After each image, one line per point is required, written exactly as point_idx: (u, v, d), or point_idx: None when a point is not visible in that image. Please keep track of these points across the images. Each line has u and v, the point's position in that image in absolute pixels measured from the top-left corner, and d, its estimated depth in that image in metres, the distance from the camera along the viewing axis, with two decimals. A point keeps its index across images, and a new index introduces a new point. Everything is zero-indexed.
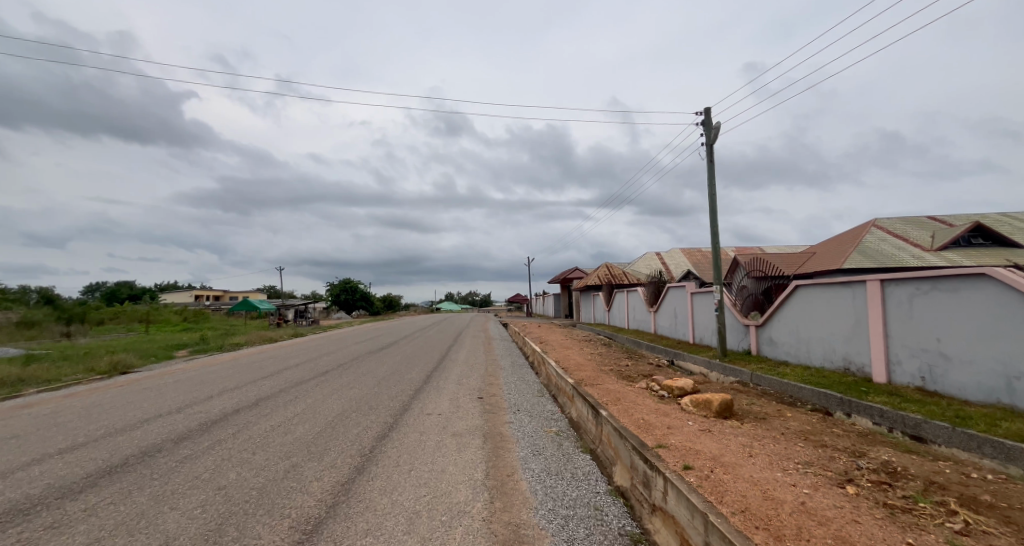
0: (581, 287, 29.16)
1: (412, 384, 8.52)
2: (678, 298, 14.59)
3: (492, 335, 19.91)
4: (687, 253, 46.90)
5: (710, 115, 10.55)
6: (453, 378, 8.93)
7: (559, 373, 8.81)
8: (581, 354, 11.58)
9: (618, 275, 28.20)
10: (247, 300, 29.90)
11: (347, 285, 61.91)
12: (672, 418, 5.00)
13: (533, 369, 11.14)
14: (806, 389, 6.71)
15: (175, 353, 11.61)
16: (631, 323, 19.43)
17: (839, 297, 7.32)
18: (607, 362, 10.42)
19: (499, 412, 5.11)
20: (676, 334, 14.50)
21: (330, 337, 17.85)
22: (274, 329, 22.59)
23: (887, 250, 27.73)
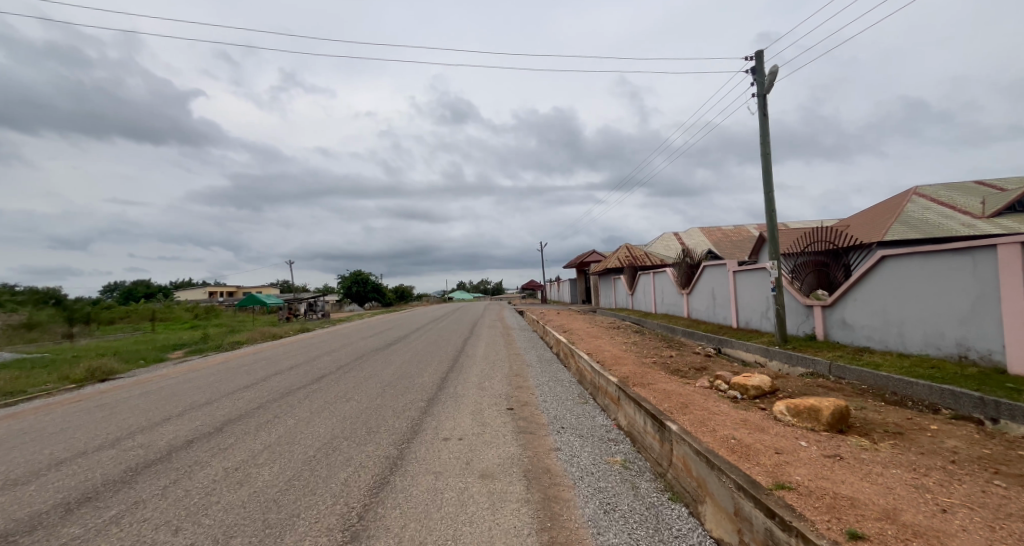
0: (600, 270, 27.75)
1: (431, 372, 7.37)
2: (716, 277, 13.18)
3: (511, 324, 18.69)
4: (707, 232, 44.94)
5: (762, 60, 8.95)
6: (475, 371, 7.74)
7: (597, 368, 7.56)
8: (615, 344, 10.27)
9: (639, 256, 26.69)
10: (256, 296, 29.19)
11: (359, 277, 61.32)
12: (776, 436, 3.68)
13: (562, 363, 9.90)
14: (918, 385, 5.32)
15: (168, 355, 10.58)
16: (660, 306, 18.07)
17: (958, 269, 5.91)
18: (647, 353, 9.10)
19: (538, 433, 3.87)
20: (716, 318, 13.12)
21: (340, 331, 16.88)
22: (283, 325, 21.71)
23: (932, 219, 25.71)
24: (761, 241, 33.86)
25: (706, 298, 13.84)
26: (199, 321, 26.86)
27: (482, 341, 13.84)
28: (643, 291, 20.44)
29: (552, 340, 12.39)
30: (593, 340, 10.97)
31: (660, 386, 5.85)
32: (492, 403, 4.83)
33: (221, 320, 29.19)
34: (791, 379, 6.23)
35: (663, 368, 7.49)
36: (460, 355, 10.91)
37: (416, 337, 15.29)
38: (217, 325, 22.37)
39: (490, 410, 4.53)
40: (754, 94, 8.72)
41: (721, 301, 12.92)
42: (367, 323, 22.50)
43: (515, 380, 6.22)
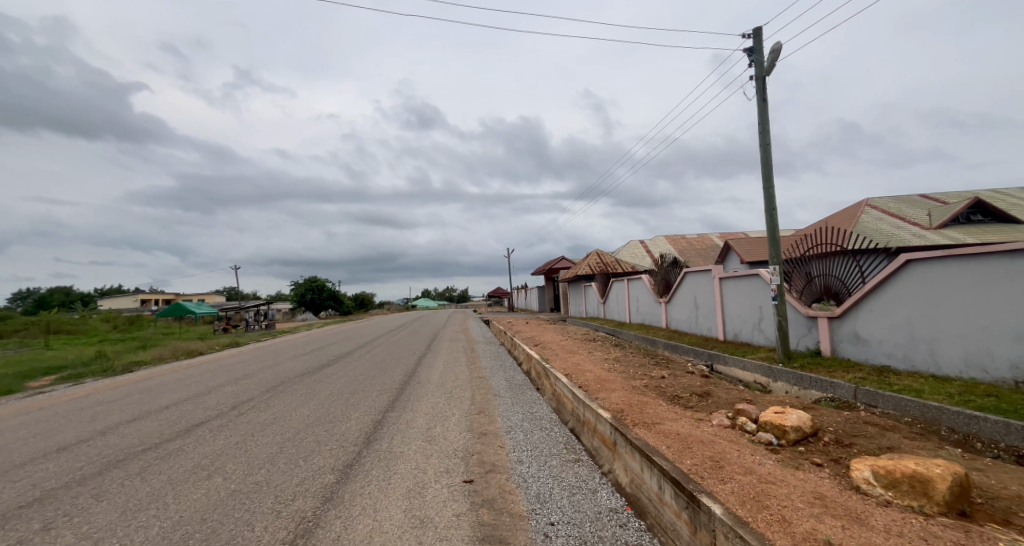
0: (569, 278, 26.70)
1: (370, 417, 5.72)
2: (701, 284, 12.20)
3: (476, 336, 17.07)
4: (672, 240, 45.28)
5: (759, 38, 7.88)
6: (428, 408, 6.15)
7: (582, 397, 6.12)
8: (596, 362, 8.90)
9: (609, 263, 25.85)
10: (185, 305, 26.06)
11: (314, 284, 57.62)
12: (891, 537, 2.30)
13: (535, 386, 8.40)
14: (988, 422, 4.17)
15: (27, 385, 8.20)
16: (636, 315, 17.06)
17: (1013, 274, 4.94)
18: (635, 374, 7.77)
19: (513, 541, 2.32)
20: (700, 329, 12.11)
21: (279, 346, 14.71)
22: (214, 339, 19.07)
23: (887, 229, 26.43)
24: (726, 249, 34.10)
25: (689, 307, 12.85)
26: (118, 335, 23.55)
27: (442, 358, 12.17)
28: (617, 299, 19.41)
29: (523, 356, 10.90)
30: (570, 357, 9.57)
31: (668, 427, 4.43)
32: (440, 471, 3.23)
33: (146, 333, 25.74)
34: (820, 411, 5.00)
35: (660, 395, 6.13)
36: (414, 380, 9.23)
37: (367, 353, 13.42)
38: (135, 339, 19.39)
39: (435, 489, 2.92)
40: (753, 76, 7.62)
41: (706, 310, 11.93)
42: (314, 336, 20.14)
43: (476, 419, 4.65)
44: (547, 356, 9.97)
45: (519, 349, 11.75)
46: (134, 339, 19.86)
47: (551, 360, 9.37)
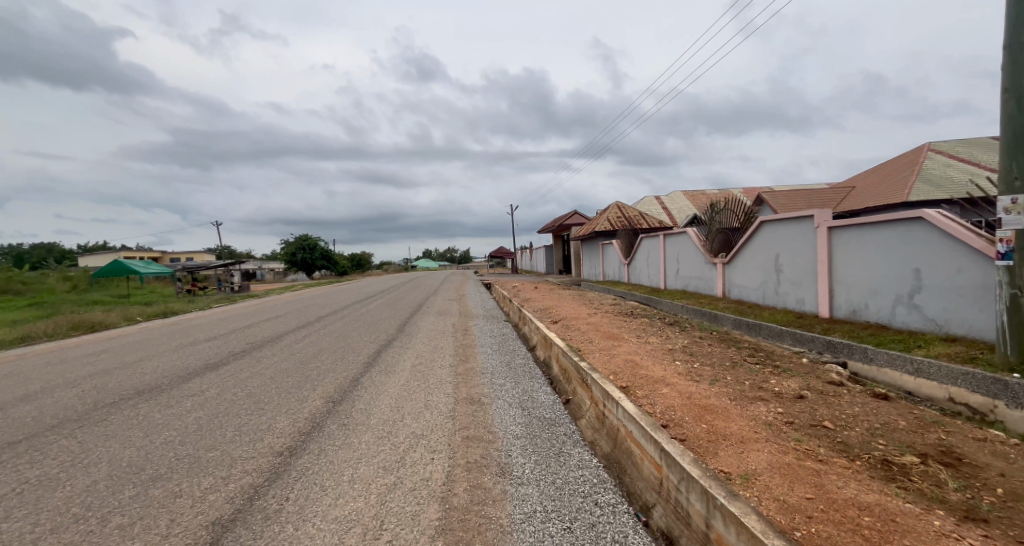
0: (584, 235, 23.24)
1: (252, 458, 2.63)
2: (788, 239, 8.74)
3: (476, 306, 13.84)
4: (692, 197, 41.24)
5: None
6: (380, 441, 3.00)
7: (696, 476, 2.73)
8: (666, 362, 5.54)
9: (631, 217, 22.23)
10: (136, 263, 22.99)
11: (306, 242, 54.42)
12: None
13: (573, 412, 5.13)
14: None
15: None
16: (678, 281, 13.75)
17: None
18: (750, 392, 4.43)
19: None
20: (787, 302, 8.76)
21: (226, 312, 11.56)
22: (160, 305, 15.92)
23: (958, 181, 22.79)
24: (759, 203, 30.32)
25: (768, 272, 9.45)
26: (52, 297, 20.20)
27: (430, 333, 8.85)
28: (649, 260, 15.95)
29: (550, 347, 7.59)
30: (621, 350, 6.24)
31: None
32: None
33: (91, 295, 22.35)
34: None
35: (865, 469, 2.79)
36: (380, 353, 6.16)
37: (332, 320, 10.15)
38: (58, 305, 16.03)
39: None
40: None
41: (796, 275, 8.55)
42: (280, 300, 16.86)
43: None
44: (585, 348, 6.64)
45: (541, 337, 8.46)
46: (60, 304, 16.45)
47: (592, 357, 6.05)
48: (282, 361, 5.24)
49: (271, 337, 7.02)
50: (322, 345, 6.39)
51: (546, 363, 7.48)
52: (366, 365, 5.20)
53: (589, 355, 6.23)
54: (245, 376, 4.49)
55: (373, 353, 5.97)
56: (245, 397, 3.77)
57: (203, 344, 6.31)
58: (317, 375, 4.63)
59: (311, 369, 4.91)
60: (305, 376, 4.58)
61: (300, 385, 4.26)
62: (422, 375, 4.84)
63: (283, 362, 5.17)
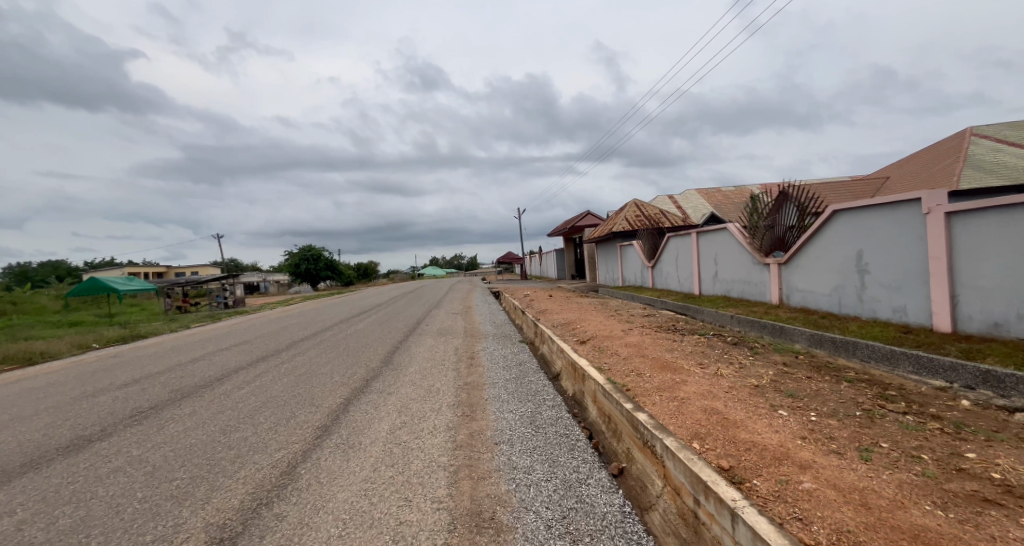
0: (600, 236, 21.48)
1: None
2: (879, 232, 6.86)
3: (485, 318, 12.07)
4: (708, 195, 39.26)
5: None
6: None
7: None
8: (771, 416, 3.68)
9: (651, 215, 20.44)
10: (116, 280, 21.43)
11: (308, 253, 53.15)
12: None
13: (636, 499, 3.33)
14: None
15: None
16: (717, 286, 11.92)
17: None
18: (952, 483, 2.57)
19: None
20: (881, 312, 6.86)
21: (194, 336, 9.93)
22: (132, 327, 14.32)
23: (1012, 166, 20.64)
24: None
25: (848, 274, 7.56)
26: (22, 320, 18.58)
27: (428, 350, 7.06)
28: (679, 262, 14.12)
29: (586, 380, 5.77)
30: (690, 392, 4.42)
31: None
32: None
33: (68, 316, 20.78)
34: None
35: None
36: (351, 399, 4.41)
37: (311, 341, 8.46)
38: (14, 331, 14.28)
39: None
40: None
41: (892, 276, 6.68)
42: (267, 316, 15.23)
43: None
44: (636, 387, 4.81)
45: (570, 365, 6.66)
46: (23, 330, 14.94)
47: (652, 404, 4.21)
48: (194, 428, 3.47)
49: (214, 377, 5.28)
50: (273, 389, 4.63)
51: (581, 406, 5.66)
52: (320, 432, 3.43)
53: (644, 400, 4.40)
54: (108, 469, 2.74)
55: (341, 403, 4.20)
56: (64, 536, 2.05)
57: (109, 395, 4.59)
58: (232, 460, 2.87)
59: (229, 444, 3.13)
60: (208, 464, 2.81)
61: (186, 489, 2.49)
62: (401, 454, 3.07)
63: (195, 430, 3.41)
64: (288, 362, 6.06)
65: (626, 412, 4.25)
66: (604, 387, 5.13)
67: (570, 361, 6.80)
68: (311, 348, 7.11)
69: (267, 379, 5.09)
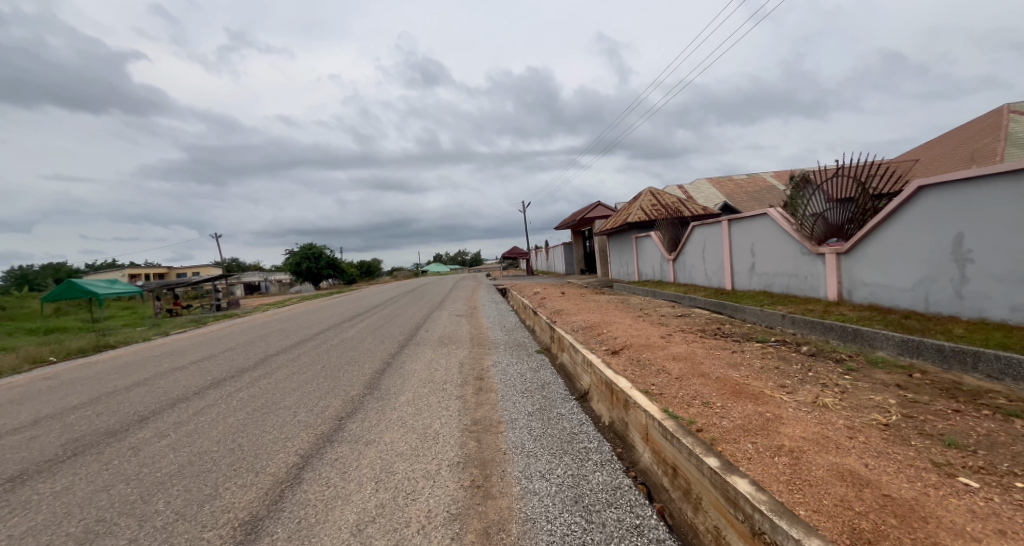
0: (613, 227, 20.09)
1: None
2: (991, 211, 5.44)
3: (493, 320, 10.77)
4: (720, 183, 37.65)
5: None
6: None
7: None
8: (958, 491, 2.33)
9: (669, 204, 18.99)
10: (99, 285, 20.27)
11: (309, 251, 52.06)
12: None
13: None
14: None
15: None
16: (756, 280, 10.52)
17: None
18: None
19: None
20: (993, 311, 5.46)
21: (163, 348, 8.71)
22: (107, 336, 13.13)
23: None
24: None
25: (940, 265, 6.16)
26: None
27: (426, 366, 5.76)
28: (708, 253, 12.69)
29: (632, 409, 4.42)
30: (797, 438, 3.06)
31: None
32: None
33: (50, 324, 19.69)
34: None
35: None
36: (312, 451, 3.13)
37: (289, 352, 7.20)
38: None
39: None
40: None
41: (1009, 267, 5.26)
42: (256, 320, 14.03)
43: None
44: (711, 429, 3.45)
45: (605, 384, 5.31)
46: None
47: (750, 464, 2.86)
48: (44, 527, 2.20)
49: (140, 413, 4.00)
50: (204, 438, 3.32)
51: (627, 443, 4.33)
52: (241, 535, 2.12)
53: (731, 451, 3.05)
54: None
55: (293, 464, 2.91)
56: None
57: None
58: None
59: None
60: None
61: None
62: None
63: (40, 534, 2.13)
64: (247, 389, 4.76)
65: (710, 474, 2.90)
66: (660, 423, 3.79)
67: (604, 379, 5.45)
68: (284, 367, 5.82)
69: (204, 418, 3.79)
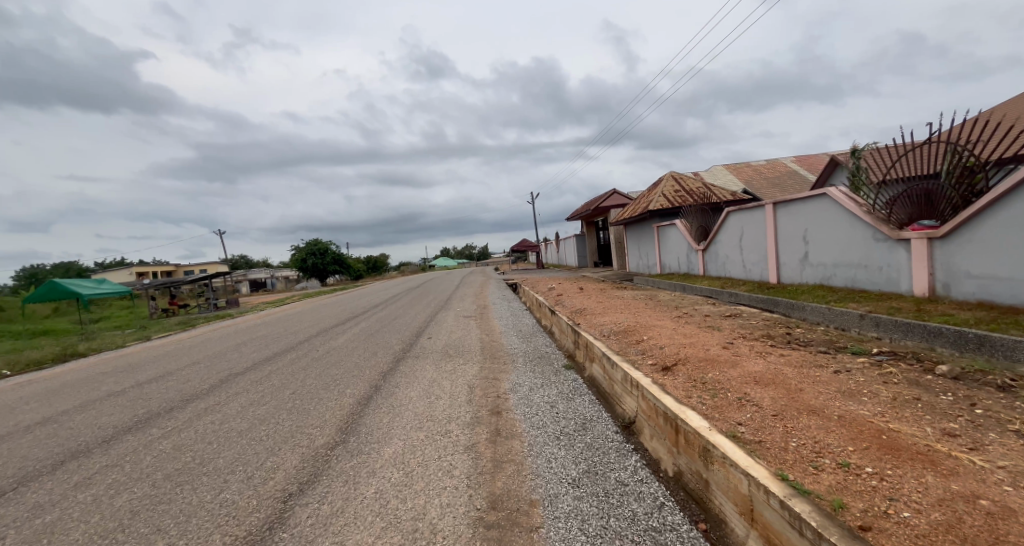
0: (632, 216, 18.61)
1: None
2: None
3: (506, 322, 9.45)
4: (739, 168, 35.74)
5: None
6: None
7: None
8: None
9: (694, 189, 17.42)
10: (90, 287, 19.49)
11: (315, 247, 51.28)
12: None
13: None
14: None
15: None
16: (809, 272, 8.93)
17: None
18: None
19: None
20: None
21: (128, 362, 7.59)
22: (86, 345, 12.14)
23: None
24: None
25: None
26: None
27: (424, 392, 4.46)
28: (746, 242, 11.14)
29: (718, 465, 3.02)
30: None
31: None
32: None
33: (42, 329, 18.96)
34: None
35: None
36: None
37: (262, 366, 5.96)
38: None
39: None
40: None
41: None
42: (248, 323, 12.95)
43: None
44: (888, 529, 2.00)
45: (665, 417, 3.92)
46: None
47: None
48: None
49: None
50: None
51: (713, 516, 2.91)
52: None
53: None
54: None
55: None
56: None
57: None
58: None
59: None
60: None
61: None
62: None
63: None
64: (176, 436, 3.50)
65: None
66: (783, 503, 2.32)
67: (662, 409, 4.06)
68: (243, 395, 4.57)
69: (79, 504, 2.53)
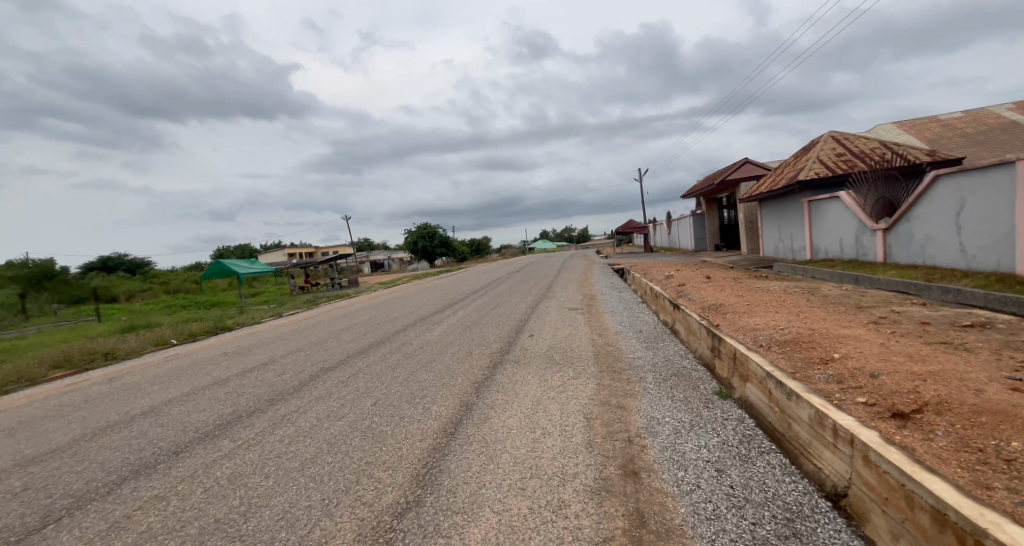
0: (772, 188, 15.37)
1: None
2: None
3: (619, 317, 8.04)
4: (915, 124, 28.22)
5: None
6: None
7: None
8: None
9: (864, 151, 13.63)
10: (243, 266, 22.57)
11: (424, 230, 54.34)
12: None
13: None
14: None
15: None
16: None
17: None
18: None
19: None
20: None
21: (247, 342, 7.94)
22: (232, 320, 13.68)
23: None
24: None
25: None
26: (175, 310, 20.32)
27: (525, 419, 3.40)
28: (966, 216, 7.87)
29: None
30: None
31: None
32: None
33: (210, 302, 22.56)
34: None
35: None
36: None
37: (353, 360, 5.50)
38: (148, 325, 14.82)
39: None
40: None
41: None
42: (360, 304, 13.46)
43: None
44: None
45: (942, 523, 1.90)
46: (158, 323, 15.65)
47: None
48: None
49: (34, 529, 2.31)
50: None
51: None
52: None
53: None
54: None
55: None
56: None
57: None
58: None
59: None
60: None
61: None
62: None
63: None
64: (237, 459, 2.94)
65: None
66: None
67: (930, 506, 2.07)
68: (323, 402, 3.97)
69: None
